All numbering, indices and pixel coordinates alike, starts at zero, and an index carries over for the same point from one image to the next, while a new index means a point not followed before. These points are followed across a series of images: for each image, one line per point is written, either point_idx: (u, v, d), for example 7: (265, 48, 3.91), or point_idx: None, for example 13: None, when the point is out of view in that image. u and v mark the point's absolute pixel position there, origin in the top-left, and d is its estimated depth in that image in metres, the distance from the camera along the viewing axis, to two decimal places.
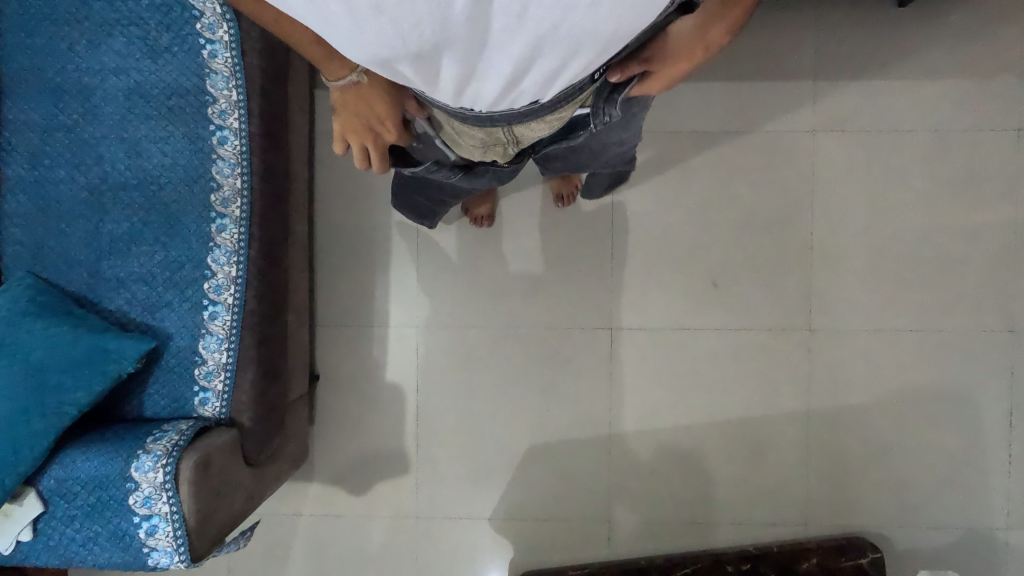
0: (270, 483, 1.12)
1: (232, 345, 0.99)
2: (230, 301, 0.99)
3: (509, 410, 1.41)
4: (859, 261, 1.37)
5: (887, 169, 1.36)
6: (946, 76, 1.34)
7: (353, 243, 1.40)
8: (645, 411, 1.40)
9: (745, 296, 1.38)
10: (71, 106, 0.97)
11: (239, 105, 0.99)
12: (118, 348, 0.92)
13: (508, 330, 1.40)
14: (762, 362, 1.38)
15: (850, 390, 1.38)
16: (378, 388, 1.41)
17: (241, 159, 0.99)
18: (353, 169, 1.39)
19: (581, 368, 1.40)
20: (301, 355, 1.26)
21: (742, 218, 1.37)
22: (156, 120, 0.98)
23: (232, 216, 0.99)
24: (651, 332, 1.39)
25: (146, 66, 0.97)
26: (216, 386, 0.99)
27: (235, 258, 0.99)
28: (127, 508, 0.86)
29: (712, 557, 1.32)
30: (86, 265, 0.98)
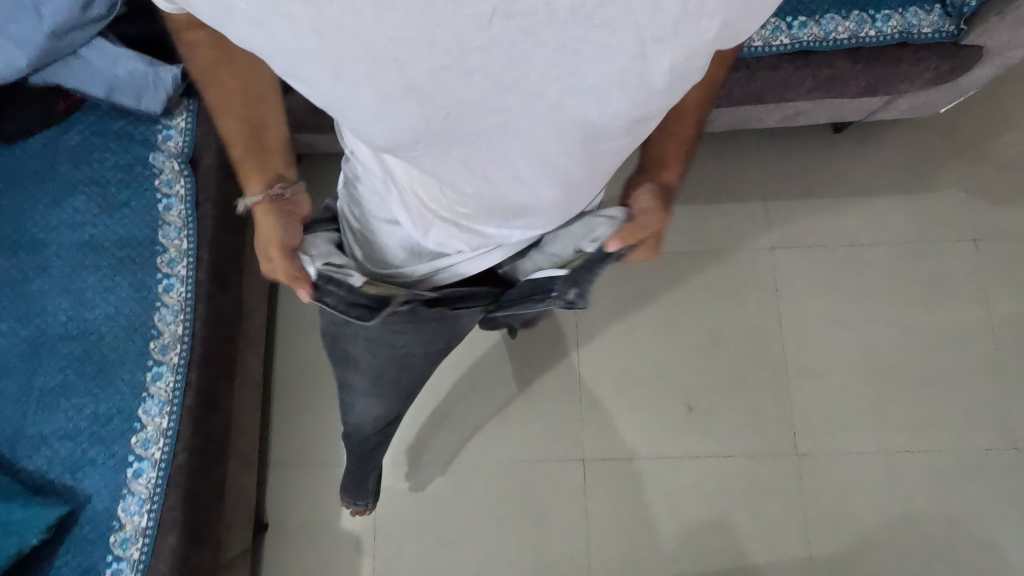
0: None
1: (154, 506, 0.91)
2: (158, 456, 0.93)
3: (476, 558, 1.26)
4: (840, 378, 1.31)
5: (852, 283, 1.35)
6: (894, 192, 1.38)
7: (313, 376, 1.36)
8: (627, 555, 1.25)
9: (724, 419, 1.30)
10: (23, 260, 0.99)
11: (188, 253, 1.01)
12: (24, 518, 0.85)
13: (474, 465, 1.30)
14: (750, 492, 1.27)
15: (853, 524, 1.25)
16: (332, 536, 1.28)
17: (185, 305, 0.99)
18: (314, 301, 1.39)
19: (553, 506, 1.28)
20: (245, 505, 1.16)
21: (711, 336, 1.34)
22: (104, 271, 0.99)
23: (170, 363, 0.96)
24: (628, 463, 1.29)
25: (103, 221, 1.01)
26: (132, 555, 0.90)
27: (168, 408, 0.95)
28: None
29: None
30: (10, 420, 0.93)
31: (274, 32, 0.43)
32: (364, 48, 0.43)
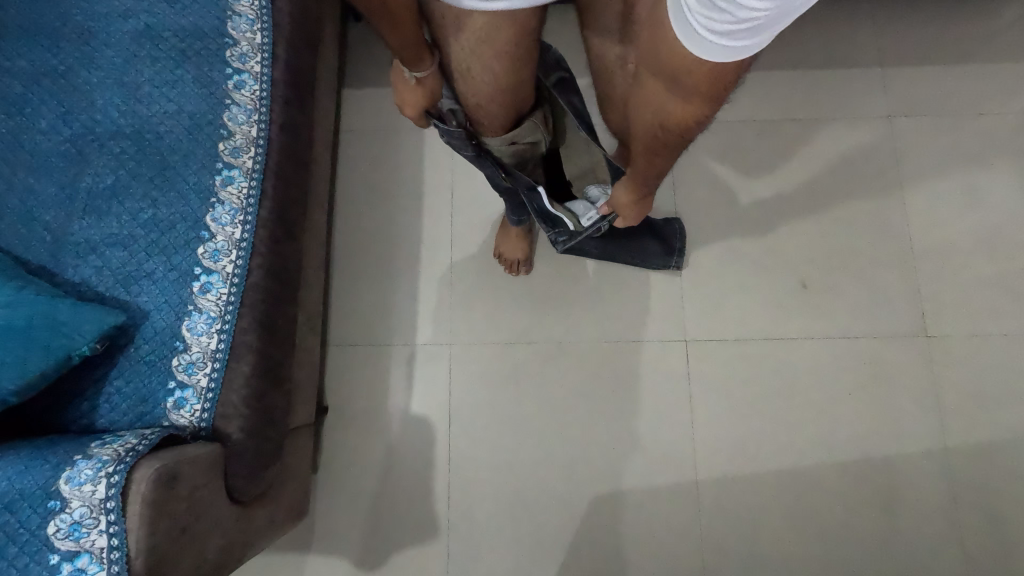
0: (261, 536, 0.82)
1: (225, 327, 0.76)
2: (229, 269, 0.77)
3: (565, 448, 1.11)
4: (970, 254, 1.17)
5: (981, 153, 1.21)
6: (1023, 58, 1.25)
7: (377, 249, 1.20)
8: (734, 446, 1.11)
9: (844, 298, 1.16)
10: (66, 50, 0.84)
11: (262, 48, 0.86)
12: (75, 319, 0.69)
13: (561, 346, 1.15)
14: (875, 376, 1.12)
15: (992, 414, 1.10)
16: (400, 422, 1.13)
17: (259, 105, 0.83)
18: (378, 169, 1.24)
19: (653, 390, 1.13)
20: (310, 372, 1.01)
21: (825, 210, 1.20)
22: (163, 64, 0.83)
23: (243, 168, 0.81)
24: (736, 345, 1.15)
25: (161, 9, 0.85)
26: (199, 383, 0.74)
27: (242, 218, 0.79)
28: (44, 542, 0.57)
29: None
30: (50, 226, 0.77)
31: None
32: None
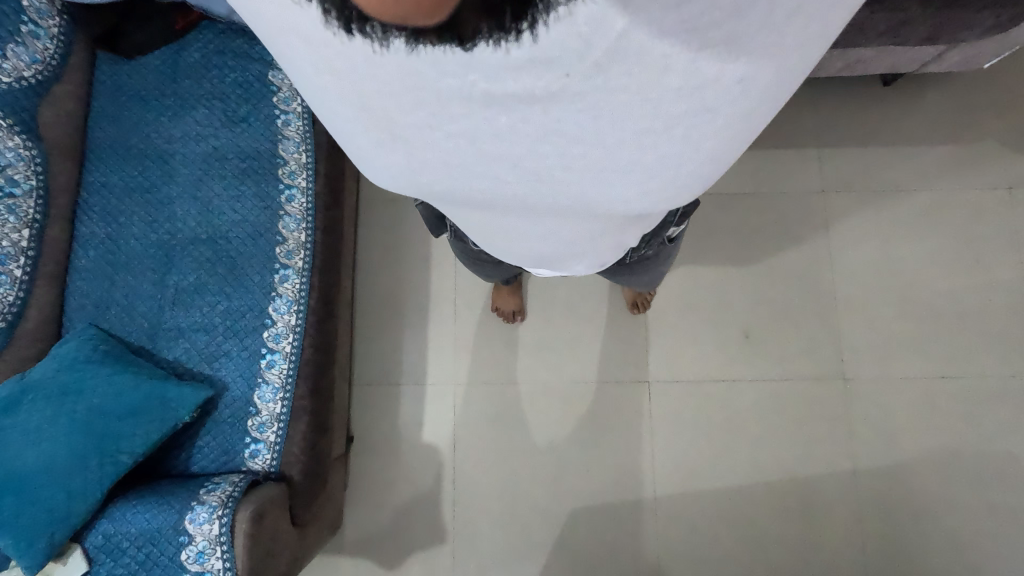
0: (313, 550, 1.06)
1: (287, 394, 0.99)
2: (288, 349, 1.00)
3: (549, 470, 1.37)
4: (883, 310, 1.42)
5: (896, 225, 1.45)
6: (936, 143, 1.48)
7: (391, 302, 1.43)
8: (686, 468, 1.37)
9: (778, 346, 1.41)
10: (150, 169, 1.05)
11: (307, 166, 1.07)
12: (179, 396, 0.91)
13: (546, 385, 1.40)
14: (800, 411, 1.38)
15: (892, 442, 1.37)
16: (413, 449, 1.37)
17: (307, 215, 1.05)
18: (392, 234, 1.46)
19: (620, 422, 1.39)
20: (342, 414, 1.25)
21: (767, 270, 1.44)
22: (229, 181, 1.05)
23: (295, 267, 1.03)
24: (688, 385, 1.40)
25: (225, 134, 1.06)
26: (268, 438, 0.97)
27: (296, 307, 1.02)
28: (178, 565, 0.81)
29: None
30: (148, 316, 1.00)
31: None
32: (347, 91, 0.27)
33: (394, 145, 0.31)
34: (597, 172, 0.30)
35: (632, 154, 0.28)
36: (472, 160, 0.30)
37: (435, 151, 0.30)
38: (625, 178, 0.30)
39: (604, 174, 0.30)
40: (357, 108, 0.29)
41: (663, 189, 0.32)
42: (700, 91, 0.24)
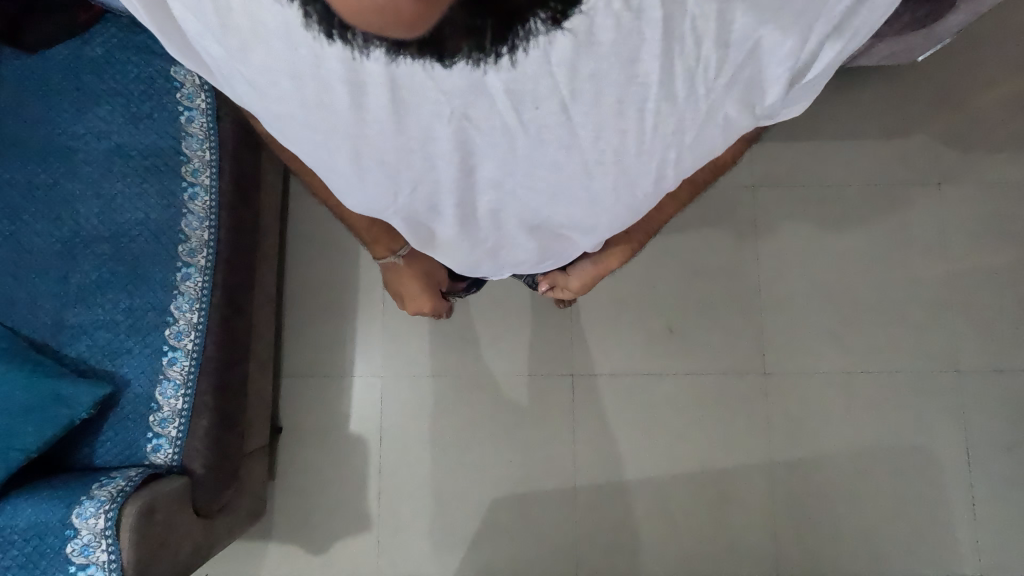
0: (222, 539, 1.09)
1: (188, 391, 1.01)
2: (189, 347, 1.02)
3: (474, 460, 1.40)
4: (806, 305, 1.44)
5: (824, 221, 1.46)
6: (868, 138, 1.48)
7: (321, 295, 1.45)
8: (607, 458, 1.40)
9: (701, 340, 1.43)
10: (52, 166, 1.06)
11: (211, 164, 1.07)
12: (72, 393, 0.93)
13: (473, 377, 1.42)
14: (720, 404, 1.41)
15: (811, 435, 1.40)
16: (341, 439, 1.40)
17: (210, 214, 1.06)
18: (322, 227, 1.47)
19: (544, 414, 1.41)
20: (263, 407, 1.27)
21: (693, 265, 1.45)
22: (131, 178, 1.05)
23: (198, 265, 1.04)
24: (611, 378, 1.43)
25: (128, 130, 1.06)
26: (169, 433, 1.00)
27: (198, 305, 1.03)
28: (64, 557, 0.84)
29: None
30: (50, 313, 1.01)
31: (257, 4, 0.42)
32: (362, 116, 0.48)
33: (388, 143, 0.50)
34: (536, 168, 0.52)
35: (554, 152, 0.50)
36: (457, 160, 0.51)
37: (420, 165, 0.52)
38: (563, 178, 0.53)
39: (549, 174, 0.52)
40: (370, 117, 0.48)
41: (598, 186, 0.54)
42: (613, 105, 0.47)
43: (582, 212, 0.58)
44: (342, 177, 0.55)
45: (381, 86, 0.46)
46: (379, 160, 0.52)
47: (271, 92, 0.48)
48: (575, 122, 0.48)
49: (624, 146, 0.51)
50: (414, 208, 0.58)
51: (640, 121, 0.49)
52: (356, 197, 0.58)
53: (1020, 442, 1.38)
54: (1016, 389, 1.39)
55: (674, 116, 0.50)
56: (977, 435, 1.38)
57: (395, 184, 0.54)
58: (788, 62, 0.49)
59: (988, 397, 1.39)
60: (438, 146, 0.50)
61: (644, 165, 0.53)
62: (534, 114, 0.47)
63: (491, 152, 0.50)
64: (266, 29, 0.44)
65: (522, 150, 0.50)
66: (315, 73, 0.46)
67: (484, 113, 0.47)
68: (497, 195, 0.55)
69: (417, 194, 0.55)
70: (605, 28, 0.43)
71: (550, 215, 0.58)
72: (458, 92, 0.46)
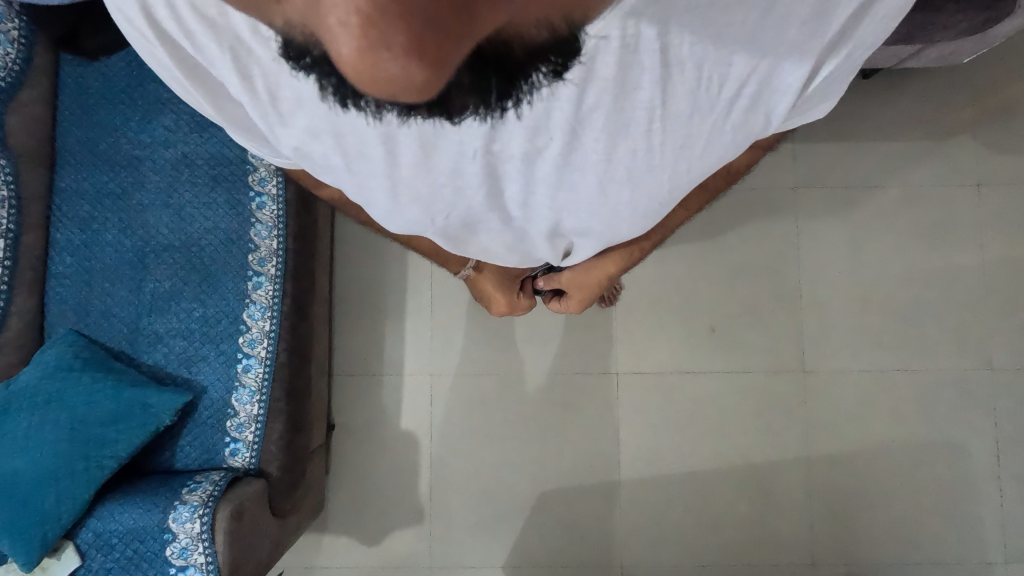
0: (293, 535, 1.14)
1: (263, 397, 1.04)
2: (263, 354, 1.05)
3: (521, 455, 1.45)
4: (846, 305, 1.47)
5: (865, 222, 1.48)
6: (909, 139, 1.49)
7: (369, 296, 1.47)
8: (651, 454, 1.45)
9: (741, 340, 1.46)
10: (121, 175, 1.07)
11: (276, 172, 1.08)
12: (158, 401, 0.96)
13: (519, 375, 1.46)
14: (760, 401, 1.45)
15: (848, 432, 1.45)
16: (392, 435, 1.45)
17: (277, 222, 1.07)
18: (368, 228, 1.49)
19: (589, 411, 1.45)
20: (321, 406, 1.30)
21: (736, 266, 1.48)
22: (200, 187, 1.06)
23: (268, 274, 1.06)
24: (655, 376, 1.46)
25: (194, 139, 1.07)
26: (247, 437, 1.03)
27: (269, 313, 1.05)
28: (164, 559, 0.88)
29: None
30: (126, 321, 1.04)
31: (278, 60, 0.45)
32: (388, 160, 0.49)
33: (420, 181, 0.51)
34: (560, 191, 0.52)
35: (577, 176, 0.51)
36: (483, 191, 0.52)
37: (450, 198, 0.53)
38: (588, 196, 0.53)
39: (576, 195, 0.53)
40: (400, 160, 0.49)
41: (628, 197, 0.54)
42: (624, 133, 0.48)
43: (605, 220, 0.57)
44: (381, 209, 0.57)
45: (407, 136, 0.46)
46: (410, 197, 0.53)
47: (303, 139, 0.51)
48: (587, 153, 0.49)
49: (646, 164, 0.51)
50: (450, 228, 0.59)
51: (653, 140, 0.49)
52: (398, 225, 0.60)
53: None
54: None
55: (686, 132, 0.49)
56: (1008, 431, 1.43)
57: (432, 214, 0.55)
58: (800, 70, 0.49)
59: (1019, 394, 1.44)
60: (465, 183, 0.51)
61: (665, 177, 0.52)
62: (552, 145, 0.48)
63: (516, 179, 0.51)
64: (301, 95, 0.47)
65: (547, 176, 0.51)
66: (336, 123, 0.47)
67: (502, 150, 0.48)
68: (527, 211, 0.55)
69: (451, 219, 0.57)
70: (607, 64, 0.43)
71: (575, 224, 0.58)
72: (474, 136, 0.46)
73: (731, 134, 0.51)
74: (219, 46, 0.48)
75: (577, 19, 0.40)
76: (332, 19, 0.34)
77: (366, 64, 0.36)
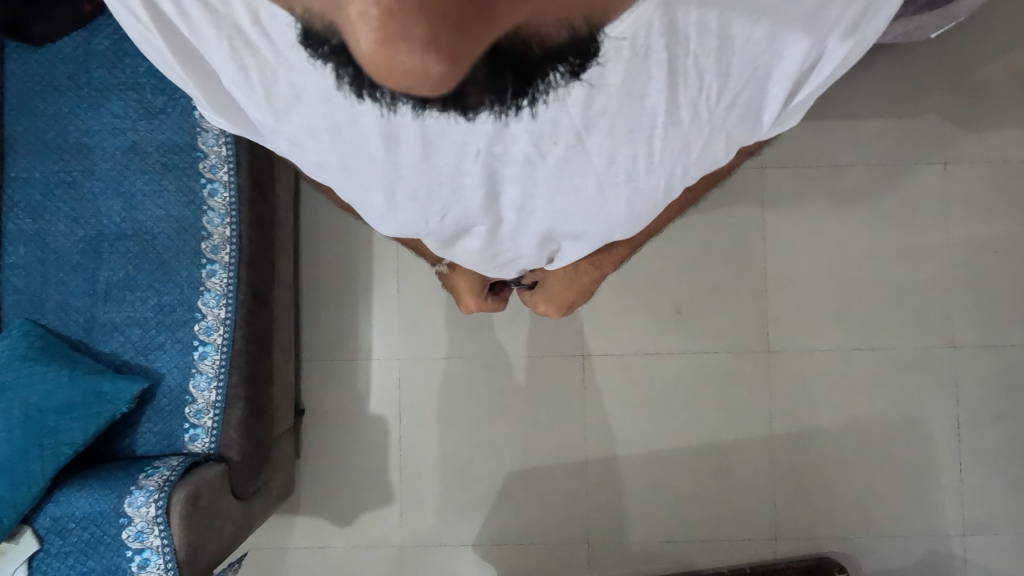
0: (258, 518, 1.16)
1: (220, 384, 1.04)
2: (219, 341, 1.05)
3: (489, 437, 1.47)
4: (812, 285, 1.48)
5: (831, 201, 1.48)
6: (878, 117, 1.47)
7: (337, 282, 1.48)
8: (617, 434, 1.47)
9: (707, 320, 1.47)
10: (71, 164, 1.06)
11: (228, 159, 1.07)
12: (112, 389, 0.97)
13: (487, 358, 1.47)
14: (725, 381, 1.47)
15: (811, 410, 1.47)
16: (362, 419, 1.46)
17: (230, 209, 1.07)
18: (335, 215, 1.48)
19: (556, 393, 1.47)
20: (288, 392, 1.32)
21: (703, 247, 1.48)
22: (151, 176, 1.06)
23: (222, 262, 1.06)
24: (620, 358, 1.48)
25: (144, 126, 1.06)
26: (205, 424, 1.04)
27: (225, 301, 1.06)
28: (121, 543, 0.91)
29: None
30: (82, 311, 1.04)
31: (282, 46, 0.42)
32: (389, 157, 0.46)
33: (419, 182, 0.48)
34: (559, 200, 0.50)
35: (576, 184, 0.48)
36: (483, 197, 0.49)
37: (448, 202, 0.50)
38: (588, 209, 0.51)
39: (576, 207, 0.51)
40: (400, 159, 0.46)
41: (627, 209, 0.52)
42: (628, 143, 0.46)
43: (601, 226, 0.54)
44: (373, 213, 0.53)
45: (412, 133, 0.44)
46: (407, 198, 0.50)
47: (298, 134, 0.47)
48: (594, 162, 0.47)
49: (649, 176, 0.49)
50: (441, 237, 0.56)
51: (656, 150, 0.47)
52: (389, 232, 0.56)
53: (1008, 410, 1.45)
54: (1007, 363, 1.45)
55: (681, 142, 0.47)
56: (968, 406, 1.45)
57: (426, 219, 0.52)
58: (787, 83, 0.47)
59: (981, 372, 1.45)
60: (466, 184, 0.48)
61: (667, 188, 0.51)
62: (558, 151, 0.46)
63: (518, 186, 0.48)
64: (306, 93, 0.44)
65: (550, 186, 0.48)
66: (337, 114, 0.44)
67: (509, 150, 0.45)
68: (523, 224, 0.52)
69: (444, 228, 0.53)
70: (617, 71, 0.42)
71: (566, 236, 0.55)
72: (480, 134, 0.44)
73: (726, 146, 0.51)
74: (217, 36, 0.43)
75: (597, 20, 0.39)
76: (352, 11, 0.35)
77: (383, 57, 0.37)
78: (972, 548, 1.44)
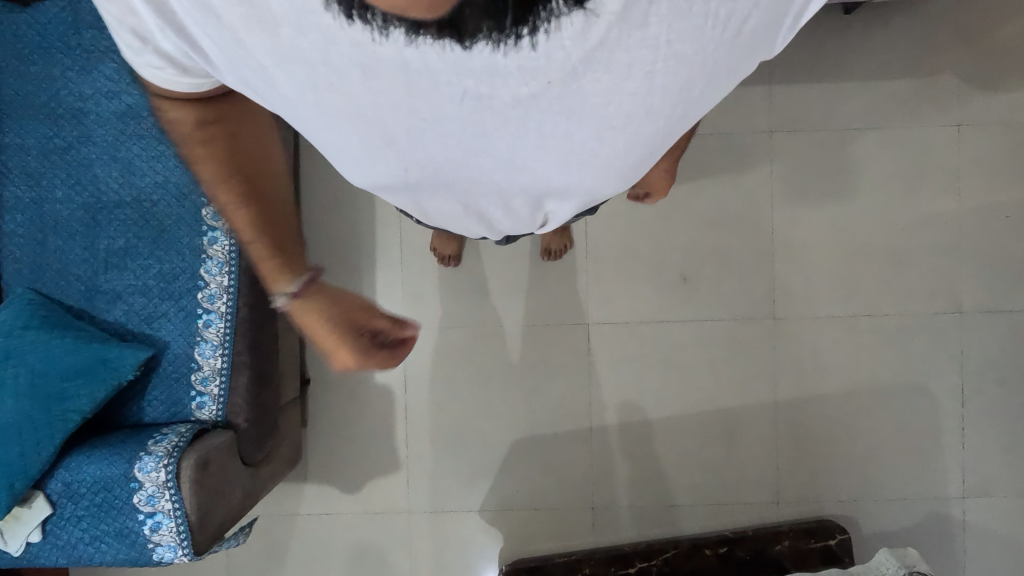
0: (268, 484, 1.17)
1: (225, 351, 1.04)
2: (223, 309, 1.04)
3: (495, 405, 1.48)
4: (819, 251, 1.46)
5: (840, 166, 1.45)
6: (891, 79, 1.43)
7: (339, 252, 1.46)
8: (622, 402, 1.47)
9: (713, 288, 1.46)
10: (65, 129, 1.04)
11: None
12: (117, 357, 0.96)
13: (492, 327, 1.47)
14: (730, 349, 1.47)
15: (816, 377, 1.47)
16: (368, 389, 1.47)
17: None
18: (336, 183, 1.46)
19: (560, 361, 1.47)
20: (293, 361, 1.32)
21: (710, 214, 1.46)
22: (147, 141, 1.03)
23: (223, 229, 1.04)
24: (626, 326, 1.47)
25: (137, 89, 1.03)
26: (212, 391, 1.04)
27: (227, 268, 1.04)
28: (132, 506, 0.92)
29: (691, 543, 1.41)
30: (84, 279, 1.03)
31: None
32: (366, 92, 0.42)
33: (398, 122, 0.44)
34: (551, 145, 0.45)
35: (568, 128, 0.44)
36: (468, 140, 0.45)
37: (429, 145, 0.46)
38: (580, 155, 0.47)
39: (567, 153, 0.46)
40: (379, 95, 0.42)
41: (621, 156, 0.48)
42: (631, 81, 0.41)
43: (595, 173, 0.49)
44: (347, 153, 0.49)
45: (394, 67, 0.39)
46: (384, 138, 0.46)
47: (259, 64, 0.41)
48: (593, 102, 0.42)
49: (649, 118, 0.44)
50: (420, 183, 0.52)
51: (659, 90, 0.42)
52: (362, 176, 0.52)
53: (1012, 376, 1.45)
54: (1014, 328, 1.44)
55: (686, 76, 0.42)
56: (974, 372, 1.45)
57: (404, 163, 0.48)
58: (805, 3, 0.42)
59: (987, 337, 1.45)
60: (449, 124, 0.43)
61: (665, 130, 0.47)
62: (553, 91, 0.41)
63: (508, 129, 0.44)
64: (263, 21, 0.38)
65: (542, 130, 0.44)
66: (306, 43, 0.39)
67: (498, 87, 0.41)
68: (510, 171, 0.49)
69: (423, 171, 0.50)
70: None
71: (559, 184, 0.51)
72: (467, 66, 0.39)
73: (732, 78, 0.46)
74: None
75: None
76: None
77: None
78: (973, 510, 1.45)
